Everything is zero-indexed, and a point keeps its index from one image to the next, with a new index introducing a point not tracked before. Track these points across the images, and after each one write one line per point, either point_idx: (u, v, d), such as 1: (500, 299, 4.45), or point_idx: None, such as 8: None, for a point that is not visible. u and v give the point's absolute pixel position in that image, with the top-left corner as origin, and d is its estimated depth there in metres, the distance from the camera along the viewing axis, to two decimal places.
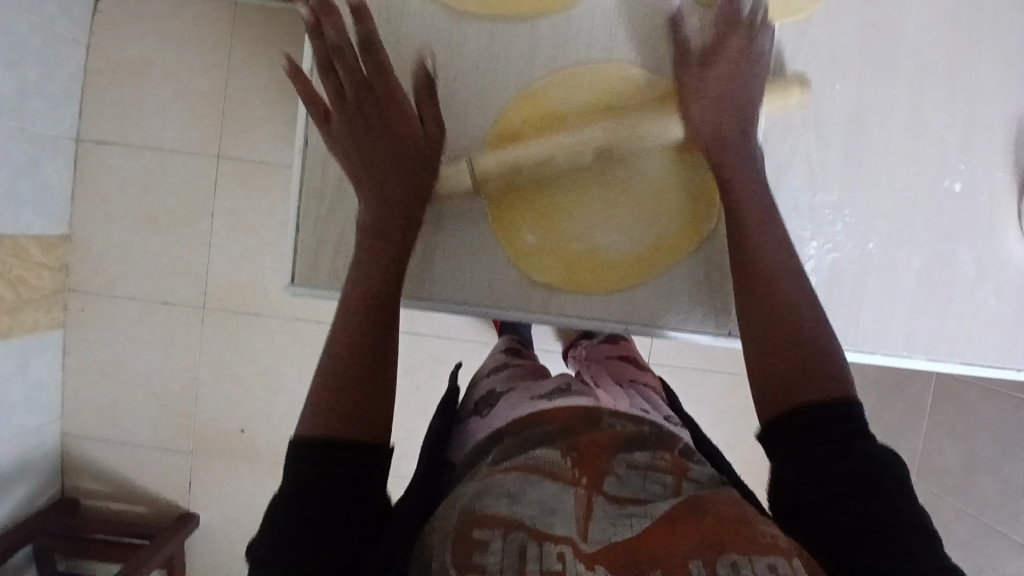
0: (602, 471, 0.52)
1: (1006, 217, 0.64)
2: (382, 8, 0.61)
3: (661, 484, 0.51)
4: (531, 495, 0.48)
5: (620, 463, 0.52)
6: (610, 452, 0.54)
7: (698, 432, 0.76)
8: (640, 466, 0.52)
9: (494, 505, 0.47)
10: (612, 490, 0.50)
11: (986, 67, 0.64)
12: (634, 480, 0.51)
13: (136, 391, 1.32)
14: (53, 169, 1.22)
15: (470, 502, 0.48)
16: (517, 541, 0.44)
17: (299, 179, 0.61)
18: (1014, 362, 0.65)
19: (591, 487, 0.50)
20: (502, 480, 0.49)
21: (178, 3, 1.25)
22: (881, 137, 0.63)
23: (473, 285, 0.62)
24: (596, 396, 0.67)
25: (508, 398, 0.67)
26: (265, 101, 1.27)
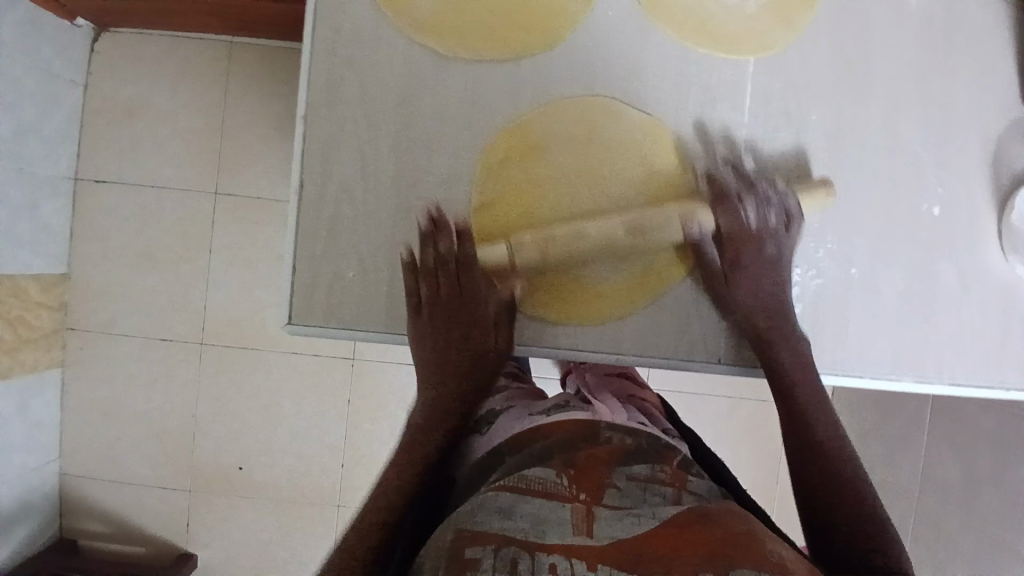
0: (600, 484, 0.53)
1: (986, 238, 0.66)
2: (369, 50, 0.62)
3: (660, 494, 0.53)
4: (525, 509, 0.49)
5: (619, 476, 0.55)
6: (609, 464, 0.56)
7: (700, 446, 0.77)
8: (638, 478, 0.55)
9: (488, 521, 0.48)
10: (611, 501, 0.52)
11: (959, 92, 0.66)
12: (633, 492, 0.53)
13: (135, 428, 1.32)
14: (51, 209, 1.23)
15: (463, 521, 0.49)
16: (509, 555, 0.45)
17: (293, 218, 0.61)
18: (1002, 382, 0.66)
19: (589, 501, 0.51)
20: (494, 497, 0.51)
21: (174, 44, 1.28)
22: (860, 163, 0.64)
23: None
24: (595, 410, 0.68)
25: (509, 414, 0.68)
26: (261, 137, 1.29)
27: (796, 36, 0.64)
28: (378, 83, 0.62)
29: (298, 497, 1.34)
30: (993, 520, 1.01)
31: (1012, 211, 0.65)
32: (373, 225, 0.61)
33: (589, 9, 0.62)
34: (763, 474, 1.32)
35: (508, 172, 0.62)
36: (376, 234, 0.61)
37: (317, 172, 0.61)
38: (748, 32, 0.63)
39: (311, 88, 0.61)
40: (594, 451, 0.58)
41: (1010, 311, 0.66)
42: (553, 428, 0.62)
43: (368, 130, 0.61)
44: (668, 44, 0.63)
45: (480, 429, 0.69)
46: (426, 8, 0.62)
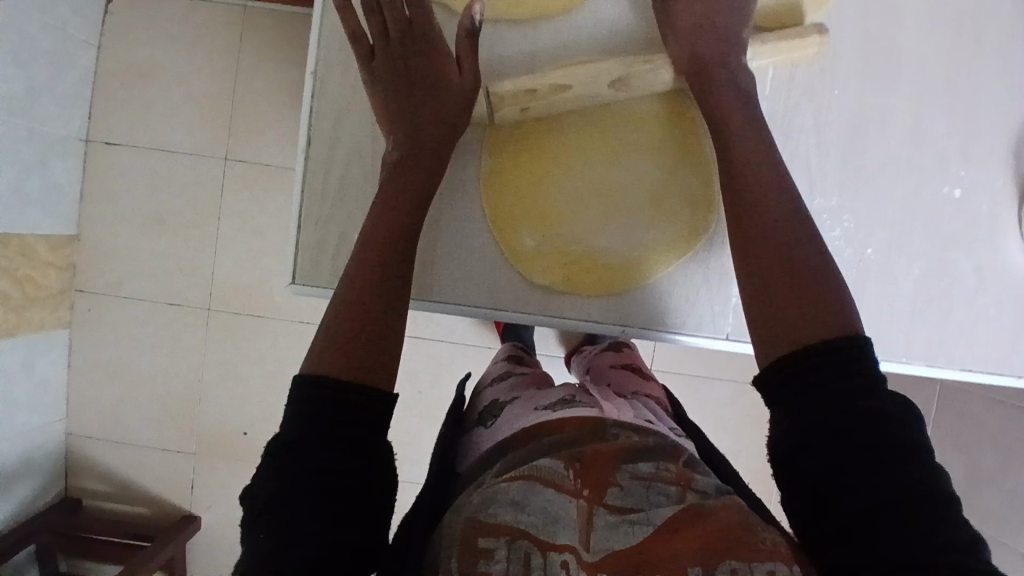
0: (603, 482, 0.50)
1: (1008, 226, 0.64)
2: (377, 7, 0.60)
3: (665, 494, 0.49)
4: (537, 503, 0.47)
5: (623, 474, 0.51)
6: (614, 461, 0.52)
7: (704, 439, 0.74)
8: (643, 477, 0.51)
9: (501, 512, 0.47)
10: (614, 501, 0.49)
11: (989, 73, 0.64)
12: (637, 492, 0.49)
13: (140, 391, 1.33)
14: (61, 169, 1.23)
15: (474, 509, 0.48)
16: (521, 550, 0.45)
17: (301, 178, 0.60)
18: (1015, 372, 0.65)
19: (591, 500, 0.49)
20: (506, 488, 0.49)
21: (188, 6, 1.26)
22: (881, 144, 0.63)
23: (474, 285, 0.62)
24: (600, 407, 0.64)
25: (512, 408, 0.65)
26: (272, 104, 1.28)
27: (824, 12, 0.62)
28: (391, 45, 0.61)
29: None
30: (995, 517, 1.00)
31: None
32: (382, 189, 0.61)
33: None
34: (764, 463, 1.32)
35: (521, 139, 0.62)
36: None
37: (326, 134, 0.61)
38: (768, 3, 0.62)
39: (323, 48, 0.61)
40: (599, 446, 0.54)
41: None
42: (557, 425, 0.57)
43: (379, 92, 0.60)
44: None
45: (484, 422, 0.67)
46: None
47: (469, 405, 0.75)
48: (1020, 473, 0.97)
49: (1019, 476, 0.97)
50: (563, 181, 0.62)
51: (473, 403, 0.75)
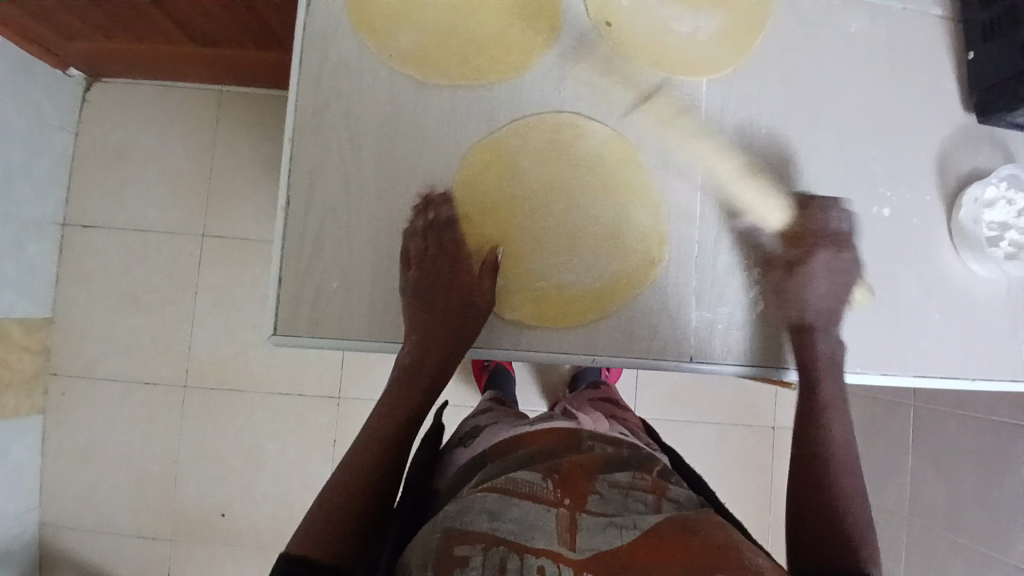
0: (584, 492, 0.54)
1: (939, 239, 0.70)
2: (341, 73, 0.65)
3: (642, 501, 0.54)
4: (513, 513, 0.50)
5: (601, 484, 0.55)
6: (592, 473, 0.56)
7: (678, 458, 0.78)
8: (619, 486, 0.55)
9: (475, 522, 0.49)
10: (594, 507, 0.52)
11: (897, 109, 0.71)
12: (615, 498, 0.54)
13: (115, 474, 1.29)
14: (38, 252, 1.25)
15: (451, 521, 0.50)
16: (498, 556, 0.46)
17: (280, 234, 0.63)
18: (965, 372, 0.69)
19: (573, 507, 0.52)
20: (482, 498, 0.51)
21: (165, 93, 1.33)
22: (811, 174, 0.69)
23: None
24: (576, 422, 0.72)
25: (492, 430, 0.70)
26: (249, 181, 1.33)
27: (745, 62, 0.69)
28: (363, 109, 0.65)
29: (282, 543, 1.31)
30: (981, 533, 1.02)
31: (961, 212, 0.70)
32: (356, 241, 0.64)
33: (553, 38, 0.67)
34: (754, 503, 1.32)
35: (482, 182, 0.65)
36: (359, 249, 0.64)
37: (303, 192, 0.63)
38: (696, 58, 0.68)
39: (299, 114, 0.64)
40: (577, 460, 0.58)
41: (968, 310, 0.70)
42: (536, 438, 0.63)
43: (350, 151, 0.64)
44: (628, 69, 0.68)
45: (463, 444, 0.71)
46: (404, 40, 0.65)
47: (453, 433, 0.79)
48: (997, 485, 1.00)
49: (996, 489, 1.00)
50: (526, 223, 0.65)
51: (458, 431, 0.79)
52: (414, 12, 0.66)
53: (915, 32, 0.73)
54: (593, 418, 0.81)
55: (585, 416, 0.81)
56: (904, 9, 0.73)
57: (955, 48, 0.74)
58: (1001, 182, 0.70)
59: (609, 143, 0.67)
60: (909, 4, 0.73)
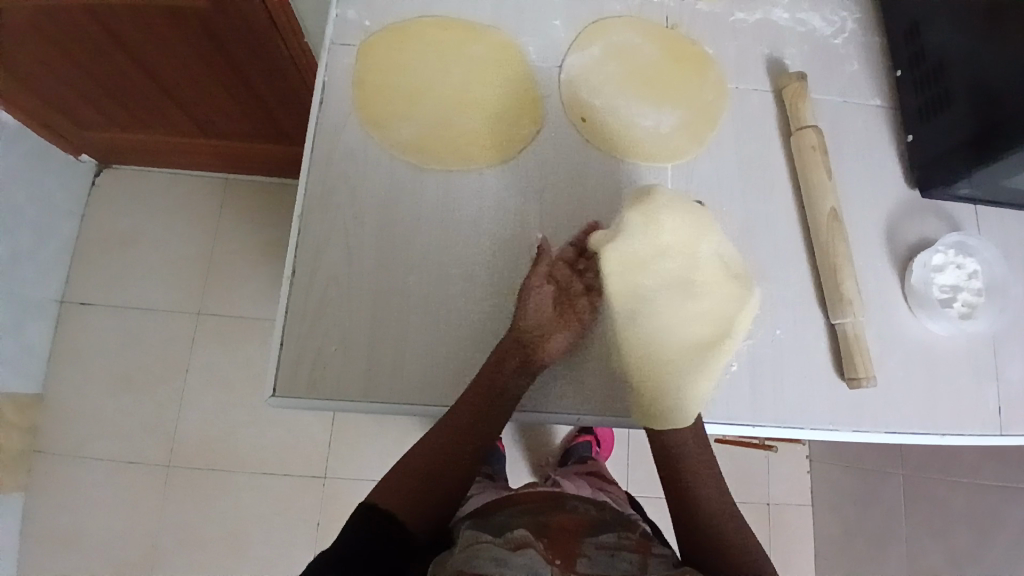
0: (573, 552, 0.56)
1: (896, 302, 0.77)
2: (345, 157, 0.72)
3: (628, 561, 0.55)
4: (518, 560, 0.51)
5: (588, 545, 0.57)
6: (578, 534, 0.59)
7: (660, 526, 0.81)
8: (606, 547, 0.57)
9: (483, 567, 0.50)
10: (584, 568, 0.54)
11: (844, 190, 0.80)
12: (603, 559, 0.55)
13: (91, 560, 1.25)
14: (35, 330, 1.27)
15: (458, 565, 0.51)
16: None
17: (284, 302, 0.68)
18: (935, 428, 0.73)
19: (566, 565, 0.53)
20: (488, 547, 0.53)
21: (173, 179, 1.41)
22: (771, 244, 0.76)
23: (438, 386, 0.68)
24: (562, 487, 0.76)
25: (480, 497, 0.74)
26: (250, 261, 1.39)
27: (705, 149, 0.78)
28: (365, 189, 0.71)
29: None
30: None
31: (912, 275, 0.77)
32: (355, 308, 0.68)
33: (535, 129, 0.76)
34: None
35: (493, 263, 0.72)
36: (359, 314, 0.68)
37: (308, 263, 0.69)
38: (661, 145, 0.77)
39: (307, 193, 0.70)
40: (564, 522, 0.61)
41: (929, 369, 0.75)
42: (522, 498, 0.66)
43: (352, 225, 0.70)
44: (602, 155, 0.76)
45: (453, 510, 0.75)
46: (403, 131, 0.73)
47: None
48: (991, 549, 1.01)
49: (991, 553, 1.00)
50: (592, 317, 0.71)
51: None
52: (411, 108, 0.74)
53: (857, 123, 0.83)
54: (578, 485, 0.84)
55: (570, 483, 0.84)
56: (843, 103, 0.83)
57: (894, 136, 0.84)
58: (949, 248, 0.78)
59: (586, 218, 0.74)
60: (849, 99, 0.84)
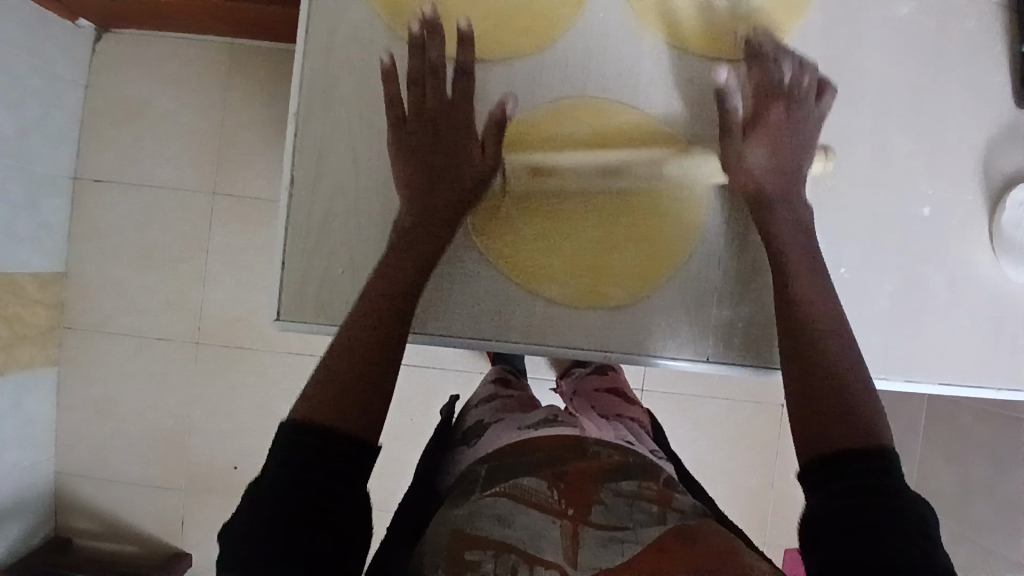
0: (588, 500, 0.54)
1: (978, 242, 0.67)
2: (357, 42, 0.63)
3: (647, 512, 0.53)
4: (521, 520, 0.52)
5: (606, 491, 0.55)
6: (597, 479, 0.56)
7: (685, 470, 0.76)
8: (625, 494, 0.55)
9: (484, 529, 0.51)
10: (599, 517, 0.52)
11: (951, 98, 0.67)
12: (619, 507, 0.53)
13: (129, 426, 1.32)
14: (50, 207, 1.24)
15: (459, 526, 0.53)
16: (509, 563, 0.48)
17: (285, 218, 0.63)
18: (992, 383, 0.67)
19: (577, 518, 0.52)
20: (492, 505, 0.53)
21: (176, 44, 1.29)
22: (847, 166, 0.66)
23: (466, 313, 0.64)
24: (583, 428, 0.70)
25: (497, 427, 0.71)
26: (262, 138, 1.30)
27: (785, 45, 0.65)
28: (375, 79, 0.63)
29: None
30: (987, 527, 0.99)
31: (1004, 214, 0.66)
32: (364, 223, 0.63)
33: (579, 12, 0.65)
34: (757, 477, 1.30)
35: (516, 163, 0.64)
36: (368, 229, 0.63)
37: (311, 169, 0.63)
38: (729, 38, 0.65)
39: (307, 84, 0.63)
40: (582, 465, 0.59)
41: (998, 317, 0.67)
42: (540, 442, 0.63)
43: (362, 126, 0.63)
44: (656, 50, 0.65)
45: (468, 441, 0.72)
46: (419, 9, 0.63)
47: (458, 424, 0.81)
48: (1010, 482, 0.96)
49: (1011, 484, 0.96)
50: (620, 232, 0.64)
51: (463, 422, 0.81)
52: None
53: (965, 23, 0.67)
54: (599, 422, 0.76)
55: (589, 415, 0.80)
56: None
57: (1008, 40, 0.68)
58: None
59: (638, 123, 0.65)
60: None
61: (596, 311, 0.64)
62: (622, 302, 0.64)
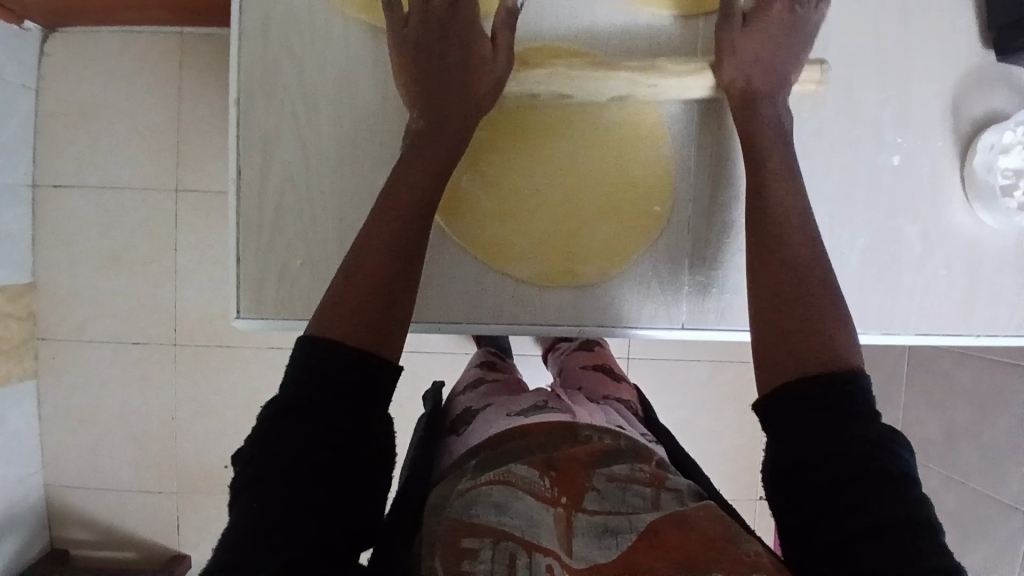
0: (581, 488, 0.53)
1: (949, 188, 0.66)
2: (298, 22, 0.61)
3: (640, 496, 0.53)
4: (517, 507, 0.50)
5: (598, 477, 0.54)
6: (589, 465, 0.55)
7: (674, 443, 0.75)
8: (618, 479, 0.54)
9: (483, 515, 0.50)
10: (592, 505, 0.52)
11: (915, 40, 0.65)
12: (613, 493, 0.53)
13: (115, 433, 1.30)
14: (9, 217, 1.20)
15: (457, 512, 0.51)
16: (507, 549, 0.47)
17: (235, 212, 0.61)
18: (970, 329, 0.66)
19: (570, 507, 0.52)
20: (487, 490, 0.52)
21: (122, 37, 1.23)
22: (815, 117, 0.64)
23: (436, 295, 0.63)
24: (573, 413, 0.67)
25: (485, 415, 0.69)
26: (221, 129, 1.25)
27: None
28: (314, 65, 0.61)
29: None
30: (976, 470, 0.99)
31: (974, 159, 0.64)
32: (317, 212, 0.62)
33: None
34: (747, 436, 1.30)
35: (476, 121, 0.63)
36: (323, 220, 0.62)
37: (257, 160, 0.61)
38: None
39: (245, 72, 0.61)
40: (573, 449, 0.57)
41: (974, 264, 0.66)
42: (529, 429, 0.60)
43: (306, 114, 0.61)
44: (611, 9, 0.64)
45: (457, 430, 0.71)
46: None
47: (444, 413, 0.78)
48: (994, 424, 0.96)
49: (995, 427, 0.96)
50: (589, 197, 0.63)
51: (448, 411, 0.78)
52: None
53: None
54: (587, 406, 0.74)
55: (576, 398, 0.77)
56: None
57: None
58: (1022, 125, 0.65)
59: (598, 72, 0.63)
60: None
61: (565, 289, 0.63)
62: (591, 278, 0.63)
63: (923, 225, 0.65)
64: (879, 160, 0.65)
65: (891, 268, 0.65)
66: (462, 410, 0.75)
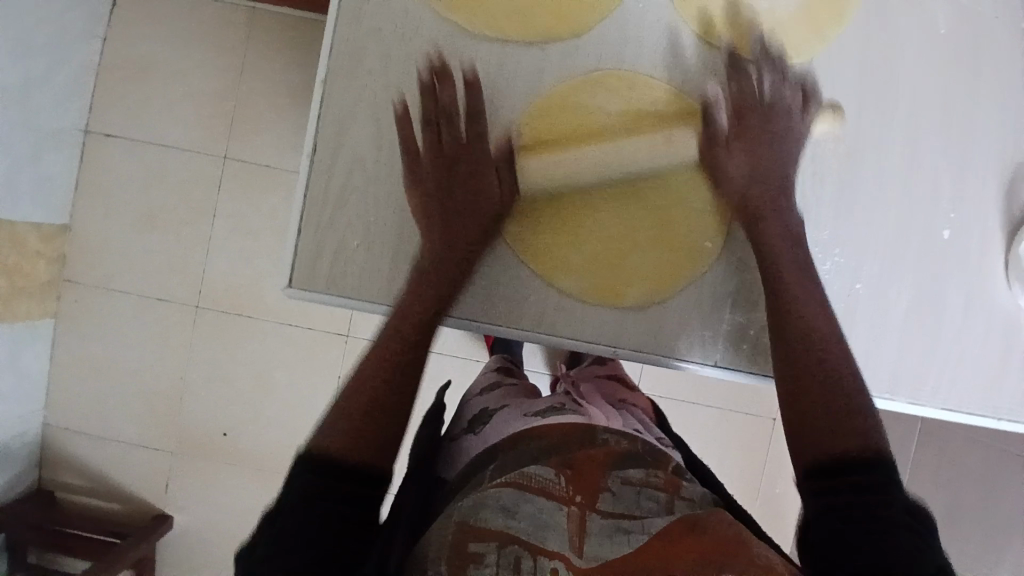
0: (597, 488, 0.53)
1: (995, 267, 0.66)
2: (392, 15, 0.63)
3: (654, 500, 0.53)
4: (527, 510, 0.50)
5: (614, 479, 0.54)
6: (606, 466, 0.55)
7: (690, 452, 0.76)
8: (633, 482, 0.54)
9: (489, 518, 0.49)
10: (606, 506, 0.52)
11: (982, 118, 0.66)
12: (627, 496, 0.53)
13: (123, 385, 1.32)
14: (59, 158, 1.23)
15: (464, 515, 0.51)
16: (512, 555, 0.47)
17: (304, 185, 0.63)
18: (994, 412, 0.66)
19: (586, 505, 0.52)
20: (497, 494, 0.52)
21: (197, 4, 1.27)
22: (874, 178, 0.65)
23: (488, 298, 0.64)
24: (590, 415, 0.68)
25: (502, 414, 0.68)
26: (276, 105, 1.28)
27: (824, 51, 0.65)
28: (400, 57, 0.63)
29: (278, 471, 1.33)
30: (971, 554, 0.99)
31: (1022, 243, 0.65)
32: (379, 197, 0.63)
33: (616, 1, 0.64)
34: (744, 485, 1.30)
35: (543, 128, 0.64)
36: (385, 206, 0.63)
37: (331, 138, 0.63)
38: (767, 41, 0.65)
39: (333, 54, 0.63)
40: (588, 450, 0.57)
41: (1008, 344, 0.66)
42: (544, 431, 0.60)
43: (384, 102, 0.63)
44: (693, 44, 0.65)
45: (472, 429, 0.70)
46: None
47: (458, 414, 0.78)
48: (997, 511, 0.96)
49: (997, 514, 0.96)
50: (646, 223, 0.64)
51: (462, 411, 0.77)
52: None
53: (1004, 45, 0.67)
54: (607, 410, 0.75)
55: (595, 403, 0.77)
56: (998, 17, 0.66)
57: None
58: None
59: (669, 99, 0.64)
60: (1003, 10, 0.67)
61: (608, 308, 0.64)
62: (635, 302, 0.64)
63: (966, 300, 0.66)
64: (931, 229, 0.66)
65: (928, 335, 0.66)
66: (478, 410, 0.73)
